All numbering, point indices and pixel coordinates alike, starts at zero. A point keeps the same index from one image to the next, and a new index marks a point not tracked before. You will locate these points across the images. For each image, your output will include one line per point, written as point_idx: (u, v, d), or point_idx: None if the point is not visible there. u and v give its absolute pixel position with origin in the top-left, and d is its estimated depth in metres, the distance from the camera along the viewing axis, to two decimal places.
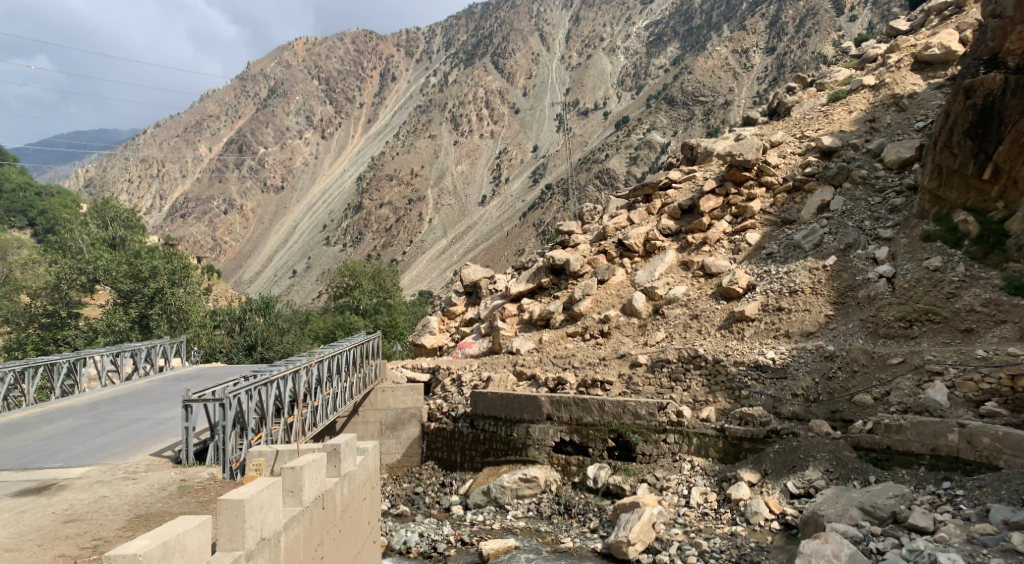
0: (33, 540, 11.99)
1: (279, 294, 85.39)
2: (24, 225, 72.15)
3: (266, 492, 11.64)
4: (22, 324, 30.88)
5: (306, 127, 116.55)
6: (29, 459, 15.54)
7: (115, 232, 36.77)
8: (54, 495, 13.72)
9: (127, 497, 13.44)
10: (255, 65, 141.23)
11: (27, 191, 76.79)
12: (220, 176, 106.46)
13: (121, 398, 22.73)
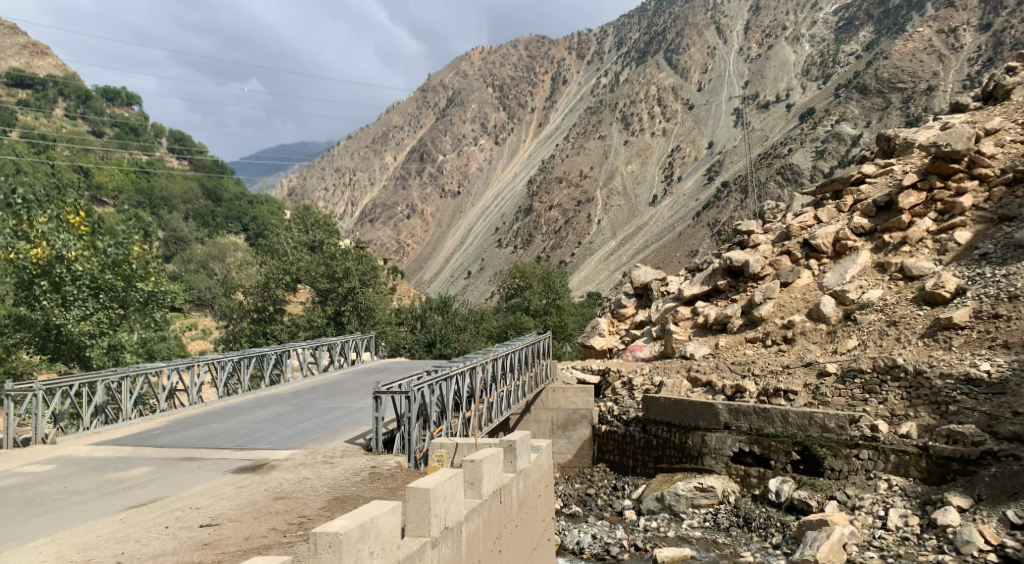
0: (250, 512, 13.06)
1: (455, 293, 88.63)
2: (238, 230, 78.76)
3: (449, 483, 12.11)
4: (237, 319, 34.46)
5: (481, 133, 119.38)
6: (246, 440, 17.15)
7: (315, 237, 37.17)
8: (266, 473, 14.97)
9: (326, 479, 14.41)
10: (435, 76, 146.71)
11: (241, 200, 83.81)
12: (404, 184, 113.53)
13: (318, 388, 24.54)
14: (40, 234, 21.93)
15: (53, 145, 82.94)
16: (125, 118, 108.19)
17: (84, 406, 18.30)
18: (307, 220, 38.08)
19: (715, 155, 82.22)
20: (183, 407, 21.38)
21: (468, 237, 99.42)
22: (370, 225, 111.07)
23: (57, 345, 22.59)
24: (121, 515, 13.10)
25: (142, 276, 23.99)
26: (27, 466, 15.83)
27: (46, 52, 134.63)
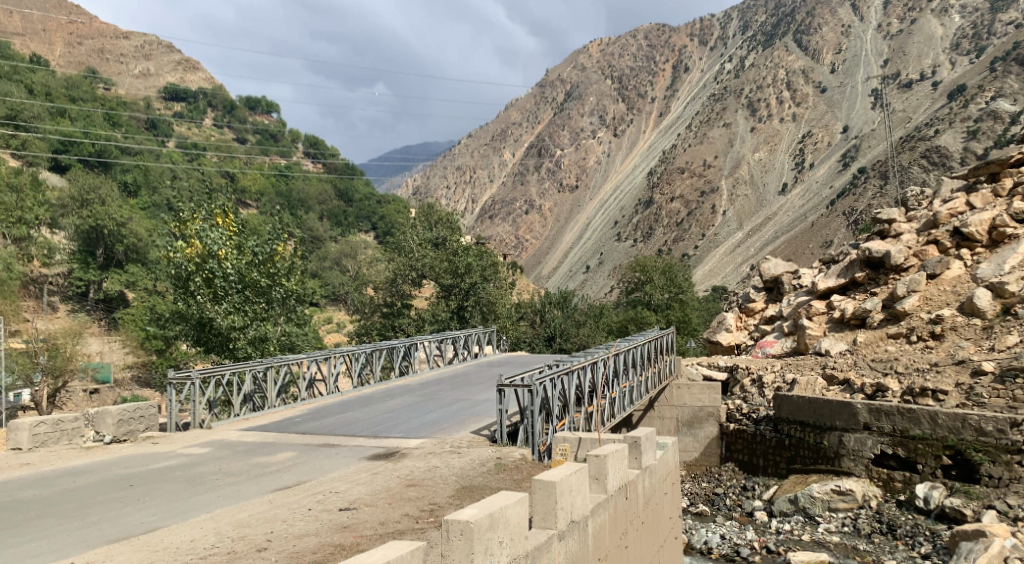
0: (384, 498, 13.46)
1: (574, 287, 88.57)
2: (367, 228, 81.54)
3: (575, 476, 12.03)
4: (368, 313, 35.62)
5: (599, 126, 118.29)
6: (379, 429, 18.13)
7: (442, 233, 37.82)
8: (398, 461, 15.57)
9: (455, 469, 14.74)
10: (554, 71, 146.76)
11: (369, 200, 86.64)
12: (523, 180, 114.31)
13: (443, 382, 25.57)
14: (195, 235, 25.02)
15: (202, 153, 88.70)
16: (265, 125, 114.20)
17: (235, 393, 19.95)
18: (431, 218, 38.24)
19: (852, 139, 78.59)
20: (321, 397, 22.92)
21: (587, 231, 98.91)
22: (490, 221, 112.72)
23: (210, 337, 24.89)
24: (270, 496, 13.80)
25: (286, 274, 26.29)
26: (186, 448, 17.07)
27: (195, 65, 144.49)
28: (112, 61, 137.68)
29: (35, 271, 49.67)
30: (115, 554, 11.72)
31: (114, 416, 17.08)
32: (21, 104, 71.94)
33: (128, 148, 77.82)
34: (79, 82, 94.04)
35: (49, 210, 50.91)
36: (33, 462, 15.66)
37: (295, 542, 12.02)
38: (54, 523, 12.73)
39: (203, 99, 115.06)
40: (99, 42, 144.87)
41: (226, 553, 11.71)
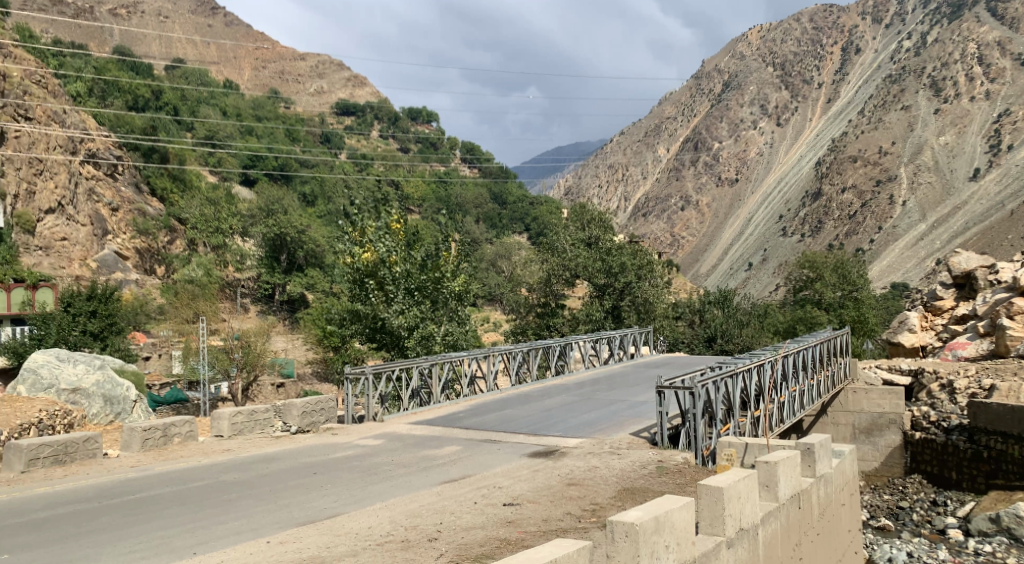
0: (546, 496, 13.69)
1: (735, 286, 86.18)
2: (521, 230, 83.07)
3: (743, 482, 11.36)
4: (522, 313, 35.70)
5: (760, 116, 113.70)
6: (538, 427, 19.42)
7: (593, 233, 36.88)
8: (558, 459, 16.11)
9: (615, 470, 14.80)
10: (711, 62, 142.85)
11: (523, 202, 88.04)
12: (679, 175, 112.52)
13: (602, 381, 25.99)
14: (369, 242, 27.26)
15: (369, 162, 92.80)
16: (425, 134, 117.93)
17: (405, 388, 21.84)
18: (583, 219, 37.58)
19: None
20: (480, 393, 24.11)
21: (748, 226, 95.47)
22: (643, 219, 111.60)
23: (382, 336, 27.36)
24: (438, 488, 14.41)
25: (451, 274, 27.58)
26: (362, 438, 18.89)
27: (363, 80, 152.16)
28: (289, 81, 148.46)
29: (232, 276, 61.02)
30: (302, 535, 12.10)
31: (299, 408, 19.16)
32: (216, 125, 81.87)
33: (304, 161, 83.53)
34: (262, 102, 101.98)
35: (241, 221, 62.45)
36: (233, 449, 17.54)
37: (464, 534, 12.10)
38: (251, 505, 13.56)
39: (370, 112, 123.03)
40: (281, 65, 157.11)
41: (400, 541, 11.87)
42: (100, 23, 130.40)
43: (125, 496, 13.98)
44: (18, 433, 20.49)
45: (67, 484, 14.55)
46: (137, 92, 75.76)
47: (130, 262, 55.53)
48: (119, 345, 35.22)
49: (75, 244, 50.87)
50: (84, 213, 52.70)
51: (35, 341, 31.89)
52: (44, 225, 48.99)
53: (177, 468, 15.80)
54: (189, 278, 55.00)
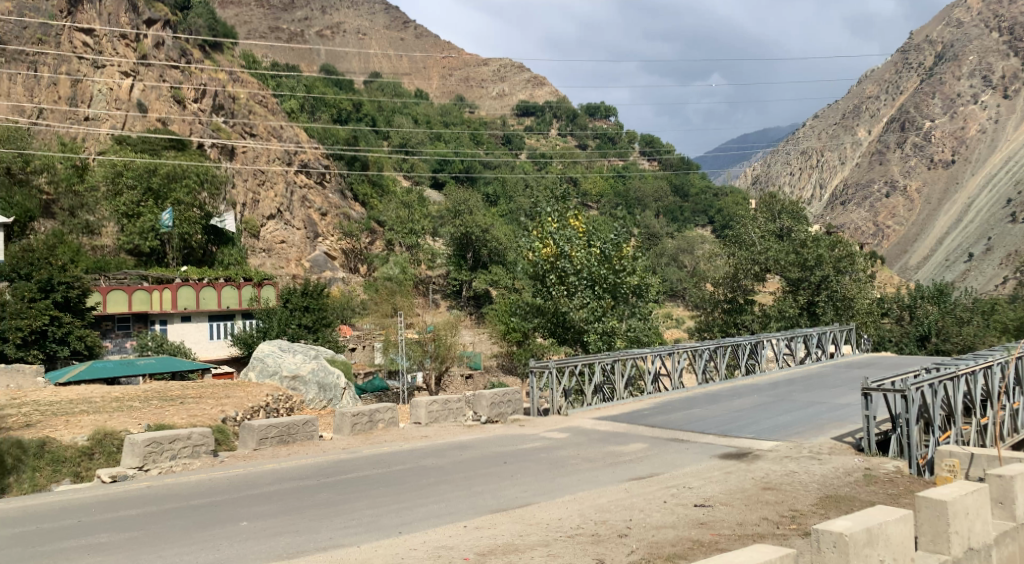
0: (741, 499, 13.20)
1: (954, 279, 79.95)
2: (705, 223, 82.04)
3: (971, 496, 9.95)
4: (709, 309, 34.51)
5: (982, 89, 102.35)
6: (729, 427, 18.58)
7: (785, 224, 34.73)
8: (752, 462, 15.46)
9: (817, 476, 14.01)
10: (921, 33, 132.14)
11: (707, 193, 86.56)
12: (882, 159, 106.22)
13: (799, 381, 24.57)
14: (548, 237, 27.46)
15: (549, 161, 93.07)
16: (604, 129, 116.65)
17: (587, 383, 21.63)
18: (773, 208, 35.37)
19: None
20: (664, 391, 23.54)
21: (969, 213, 88.23)
22: (842, 207, 105.40)
23: (566, 330, 26.96)
24: (626, 486, 14.30)
25: (632, 268, 26.85)
26: (549, 432, 18.98)
27: (543, 80, 154.59)
28: (473, 86, 153.69)
29: (424, 273, 64.50)
30: (496, 522, 12.48)
31: (488, 399, 19.83)
32: (409, 133, 85.30)
33: (488, 162, 85.51)
34: (449, 108, 105.42)
35: (430, 222, 64.08)
36: (429, 436, 18.54)
37: (654, 532, 11.95)
38: (448, 491, 14.17)
39: (550, 112, 124.61)
40: (466, 71, 163.01)
41: (590, 534, 11.88)
42: (307, 44, 140.43)
43: (338, 475, 15.11)
44: (251, 414, 24.94)
45: (289, 462, 16.04)
46: (340, 105, 80.87)
47: (337, 261, 61.86)
48: (329, 337, 40.07)
49: (292, 246, 59.09)
50: (298, 218, 60.66)
51: (261, 334, 38.76)
52: (267, 230, 57.75)
53: (382, 451, 16.99)
54: (388, 275, 58.74)
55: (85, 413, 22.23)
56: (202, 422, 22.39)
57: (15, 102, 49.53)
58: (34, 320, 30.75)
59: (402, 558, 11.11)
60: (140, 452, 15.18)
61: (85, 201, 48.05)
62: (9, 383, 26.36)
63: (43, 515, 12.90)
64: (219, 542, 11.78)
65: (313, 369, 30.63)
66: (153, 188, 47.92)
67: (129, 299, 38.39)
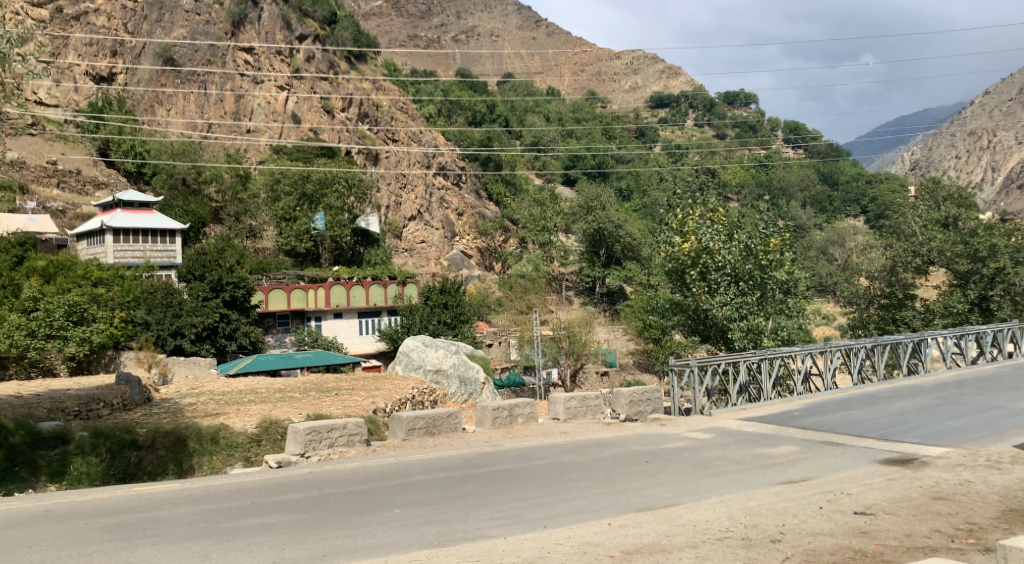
0: (908, 509, 11.98)
1: None
2: (858, 212, 78.28)
3: None
4: (864, 306, 32.34)
5: None
6: (890, 431, 17.07)
7: (952, 212, 32.00)
8: (919, 469, 14.06)
9: (997, 487, 12.56)
10: None
11: (861, 181, 82.70)
12: None
13: (970, 382, 22.49)
14: (691, 230, 26.26)
15: (687, 152, 90.89)
16: (744, 117, 112.58)
17: (731, 383, 20.46)
18: (937, 195, 32.39)
19: None
20: (815, 392, 22.04)
21: None
22: (1019, 192, 97.77)
23: (708, 328, 25.83)
24: (777, 489, 13.28)
25: (780, 263, 25.39)
26: (691, 432, 18.01)
27: (678, 70, 151.42)
28: (606, 81, 152.65)
29: (558, 270, 64.35)
30: (641, 521, 11.82)
31: (627, 396, 19.03)
32: (541, 131, 85.34)
33: (622, 156, 83.98)
34: (582, 104, 104.50)
35: (564, 218, 63.51)
36: (569, 432, 17.99)
37: (811, 539, 11.01)
38: (591, 487, 13.58)
39: (685, 102, 121.41)
40: (598, 66, 162.21)
41: (741, 538, 11.06)
42: (443, 49, 142.81)
43: (483, 468, 14.77)
44: (399, 406, 25.38)
45: (437, 453, 15.90)
46: (476, 108, 81.78)
47: (473, 260, 62.58)
48: (468, 334, 40.25)
49: (432, 246, 60.76)
50: (437, 218, 62.03)
51: (404, 329, 40.40)
52: (408, 230, 59.81)
53: (524, 446, 16.58)
54: (520, 273, 58.11)
55: (254, 402, 23.48)
56: (356, 413, 22.74)
57: (190, 119, 56.65)
58: (206, 317, 32.35)
59: (547, 552, 10.69)
60: (302, 440, 15.46)
61: (250, 207, 50.75)
62: (187, 373, 28.63)
63: (220, 495, 13.17)
64: (374, 528, 11.65)
65: (454, 364, 30.74)
66: (307, 195, 49.76)
67: (288, 298, 40.03)
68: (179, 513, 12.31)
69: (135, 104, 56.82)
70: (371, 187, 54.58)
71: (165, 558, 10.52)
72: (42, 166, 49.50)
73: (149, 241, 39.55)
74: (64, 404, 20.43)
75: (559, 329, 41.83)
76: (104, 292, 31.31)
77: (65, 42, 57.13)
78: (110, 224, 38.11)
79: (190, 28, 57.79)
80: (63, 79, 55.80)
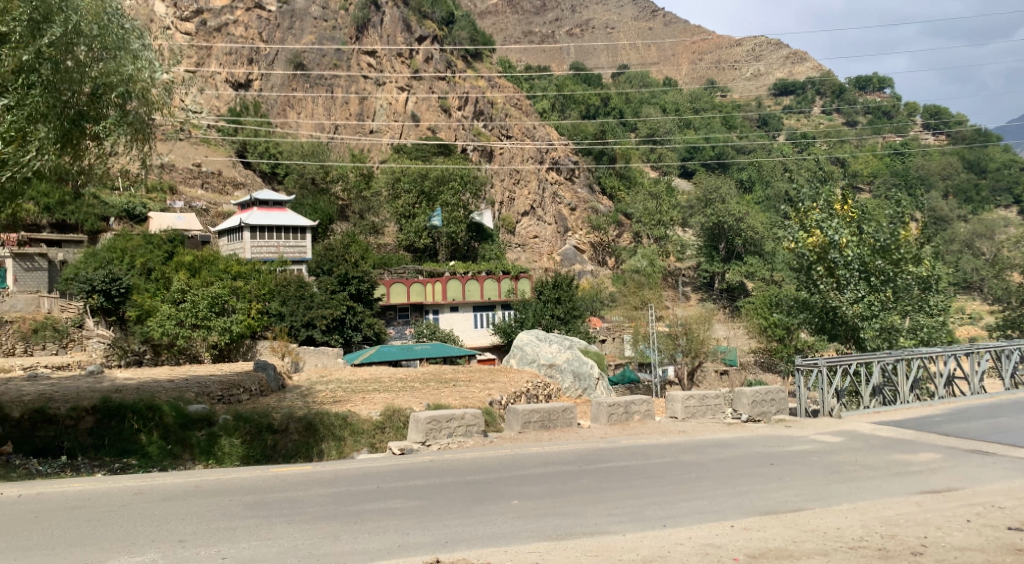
0: None
1: None
2: (1008, 202, 72.80)
3: None
4: (1014, 304, 29.67)
5: None
6: None
7: None
8: None
9: None
10: None
11: (1011, 168, 76.89)
12: None
13: None
14: (814, 225, 24.88)
15: (814, 141, 87.00)
16: (877, 102, 106.35)
17: (863, 384, 18.89)
18: None
19: None
20: (959, 397, 20.12)
21: None
22: None
23: (837, 326, 24.05)
24: (916, 498, 12.00)
25: (912, 256, 23.49)
26: (819, 435, 16.62)
27: (804, 56, 145.00)
28: (726, 69, 148.20)
29: (674, 265, 62.71)
30: (766, 524, 10.89)
31: (750, 396, 17.89)
32: (658, 122, 83.54)
33: (744, 146, 80.57)
34: (700, 94, 101.43)
35: (680, 212, 61.66)
36: (689, 431, 16.91)
37: (957, 555, 9.93)
38: (711, 487, 12.60)
39: (812, 88, 115.97)
40: (718, 54, 157.43)
41: (877, 549, 10.09)
42: (557, 43, 141.72)
43: (599, 464, 13.95)
44: (515, 399, 24.80)
45: (552, 447, 15.18)
46: (589, 101, 80.59)
47: (587, 255, 61.54)
48: (581, 328, 39.34)
49: (544, 241, 60.37)
50: (550, 213, 61.47)
51: (518, 323, 40.18)
52: (521, 226, 59.75)
53: (641, 444, 15.63)
54: (635, 269, 56.78)
55: (376, 391, 23.45)
56: (472, 404, 22.34)
57: (317, 121, 58.00)
58: (335, 309, 32.90)
59: (668, 552, 9.99)
60: (423, 429, 15.11)
61: (373, 205, 52.35)
62: (317, 362, 29.22)
63: (348, 479, 12.87)
64: (491, 517, 11.10)
65: (568, 358, 30.02)
66: (426, 191, 50.04)
67: (408, 291, 40.50)
68: (312, 493, 12.04)
69: (269, 108, 58.27)
70: (485, 183, 54.46)
71: (299, 537, 10.26)
72: (189, 168, 51.40)
73: (282, 238, 40.55)
74: (210, 388, 20.81)
75: (676, 325, 40.39)
76: (243, 285, 32.07)
77: (208, 52, 58.82)
78: (248, 221, 39.29)
79: (318, 33, 59.80)
80: (207, 86, 57.47)
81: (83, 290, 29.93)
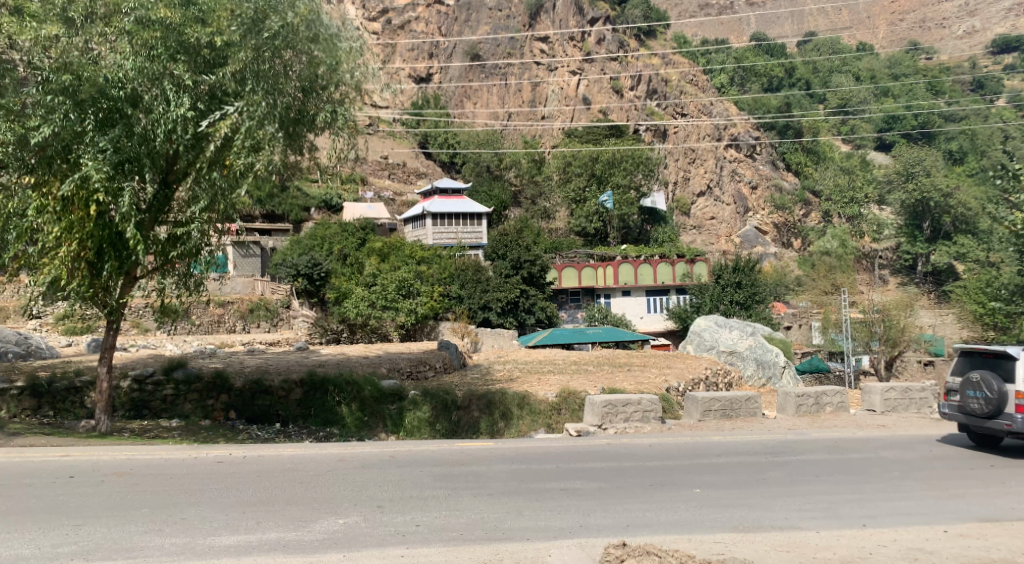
0: None
1: None
2: None
3: None
4: None
5: None
6: None
7: None
8: None
9: None
10: None
11: None
12: None
13: None
14: None
15: None
16: None
17: None
18: None
19: None
20: None
21: None
22: None
23: None
24: None
25: None
26: None
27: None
28: (932, 30, 135.87)
29: (869, 245, 57.73)
30: (988, 533, 8.79)
31: None
32: (851, 92, 77.41)
33: (952, 114, 73.03)
34: (901, 58, 93.28)
35: (875, 188, 56.53)
36: (891, 425, 14.47)
37: None
38: (920, 486, 10.44)
39: None
40: (921, 13, 144.58)
41: None
42: (738, 15, 135.15)
43: (788, 456, 12.07)
44: (693, 386, 22.94)
45: (735, 437, 13.44)
46: (772, 74, 76.11)
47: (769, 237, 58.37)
48: (763, 314, 36.50)
49: (722, 223, 57.89)
50: (728, 193, 58.81)
51: (694, 309, 38.05)
52: (697, 207, 57.84)
53: (834, 437, 13.56)
54: (824, 250, 53.05)
55: (551, 372, 22.61)
56: (648, 390, 20.85)
57: (491, 110, 58.03)
58: (510, 291, 32.30)
59: (870, 553, 8.23)
60: (598, 412, 13.84)
61: (544, 190, 51.27)
62: (494, 343, 28.98)
63: (528, 457, 11.85)
64: (675, 503, 9.62)
65: (751, 346, 27.84)
66: (596, 174, 48.65)
67: (579, 276, 39.57)
68: (496, 469, 11.07)
69: (448, 100, 59.10)
70: (658, 164, 52.19)
71: (484, 510, 9.17)
72: (377, 160, 53.09)
73: (460, 223, 40.55)
74: (399, 364, 20.68)
75: (870, 311, 36.79)
76: (426, 269, 31.92)
77: (393, 49, 60.20)
78: (429, 208, 39.62)
79: (493, 24, 59.99)
80: (394, 82, 58.65)
81: (289, 274, 31.31)
